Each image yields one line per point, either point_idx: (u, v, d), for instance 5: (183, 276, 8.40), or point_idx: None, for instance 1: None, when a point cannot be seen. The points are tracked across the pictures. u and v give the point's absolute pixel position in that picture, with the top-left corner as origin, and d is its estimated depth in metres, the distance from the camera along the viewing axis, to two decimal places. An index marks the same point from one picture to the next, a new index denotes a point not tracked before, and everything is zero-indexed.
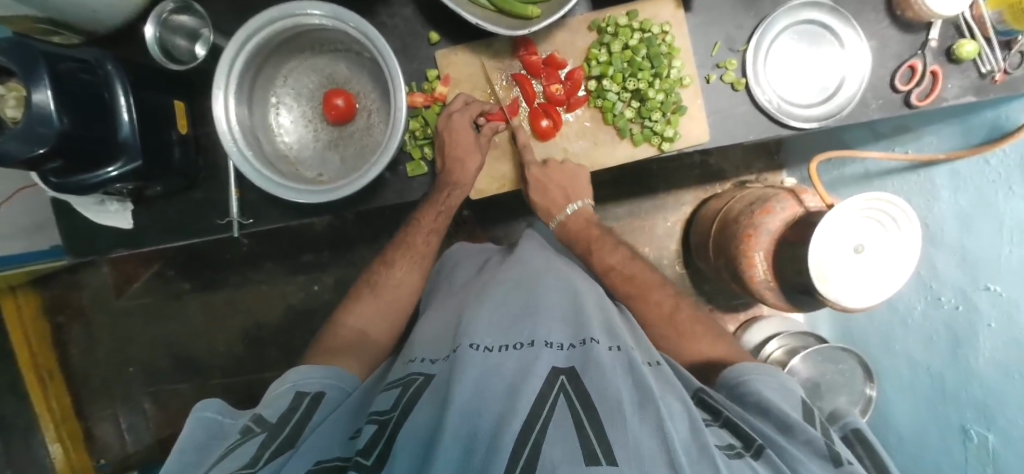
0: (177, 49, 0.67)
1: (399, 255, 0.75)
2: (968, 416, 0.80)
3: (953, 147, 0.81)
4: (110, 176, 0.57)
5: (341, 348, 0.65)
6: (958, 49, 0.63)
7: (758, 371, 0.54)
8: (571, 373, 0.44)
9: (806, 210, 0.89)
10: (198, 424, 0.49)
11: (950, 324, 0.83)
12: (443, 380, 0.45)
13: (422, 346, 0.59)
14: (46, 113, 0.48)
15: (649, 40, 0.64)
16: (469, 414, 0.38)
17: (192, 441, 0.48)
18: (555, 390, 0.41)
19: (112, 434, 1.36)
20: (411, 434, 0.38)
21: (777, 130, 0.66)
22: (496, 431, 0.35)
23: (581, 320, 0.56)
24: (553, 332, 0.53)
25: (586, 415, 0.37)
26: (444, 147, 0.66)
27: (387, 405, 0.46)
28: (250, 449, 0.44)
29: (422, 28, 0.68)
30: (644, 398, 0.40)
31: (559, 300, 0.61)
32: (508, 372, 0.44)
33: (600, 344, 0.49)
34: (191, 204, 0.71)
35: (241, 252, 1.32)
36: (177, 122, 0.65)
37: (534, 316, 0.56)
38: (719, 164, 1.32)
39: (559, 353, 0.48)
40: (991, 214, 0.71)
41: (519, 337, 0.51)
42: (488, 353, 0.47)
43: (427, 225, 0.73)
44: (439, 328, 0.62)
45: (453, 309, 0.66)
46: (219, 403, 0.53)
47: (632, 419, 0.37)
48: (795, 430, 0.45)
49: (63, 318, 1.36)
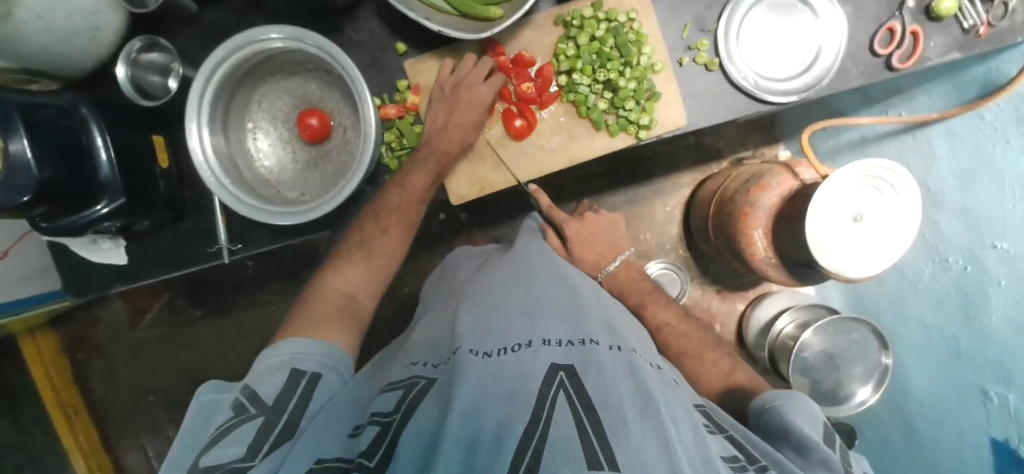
0: (151, 85, 0.68)
1: (392, 220, 0.69)
2: (987, 379, 0.78)
3: (946, 106, 0.79)
4: (100, 213, 0.59)
5: (327, 316, 0.62)
6: (937, 6, 0.61)
7: (782, 399, 0.53)
8: (571, 369, 0.44)
9: (801, 182, 0.88)
10: (197, 407, 0.50)
11: (960, 287, 0.80)
12: (444, 386, 0.44)
13: (422, 349, 0.58)
14: (25, 161, 0.50)
15: (616, 29, 0.64)
16: (471, 415, 0.38)
17: (193, 422, 0.49)
18: (554, 387, 0.41)
19: (140, 462, 1.40)
20: (415, 434, 0.38)
21: (757, 107, 0.65)
22: (498, 434, 0.35)
23: (579, 318, 0.56)
24: (552, 331, 0.52)
25: (587, 417, 0.36)
26: (453, 107, 0.66)
27: (389, 406, 0.45)
28: (247, 435, 0.44)
29: (389, 39, 0.68)
30: (647, 406, 0.40)
31: (555, 297, 0.61)
32: (508, 376, 0.43)
33: (600, 345, 0.50)
34: (180, 234, 0.72)
35: (247, 275, 1.34)
36: (158, 156, 0.66)
37: (532, 314, 0.55)
38: (714, 144, 1.29)
39: (557, 349, 0.48)
40: (991, 171, 0.69)
41: (517, 338, 0.51)
42: (489, 358, 0.47)
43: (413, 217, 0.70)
44: (433, 334, 0.62)
45: (449, 312, 0.65)
46: (217, 384, 0.53)
47: (634, 423, 0.37)
48: (810, 449, 0.43)
49: (82, 354, 1.40)
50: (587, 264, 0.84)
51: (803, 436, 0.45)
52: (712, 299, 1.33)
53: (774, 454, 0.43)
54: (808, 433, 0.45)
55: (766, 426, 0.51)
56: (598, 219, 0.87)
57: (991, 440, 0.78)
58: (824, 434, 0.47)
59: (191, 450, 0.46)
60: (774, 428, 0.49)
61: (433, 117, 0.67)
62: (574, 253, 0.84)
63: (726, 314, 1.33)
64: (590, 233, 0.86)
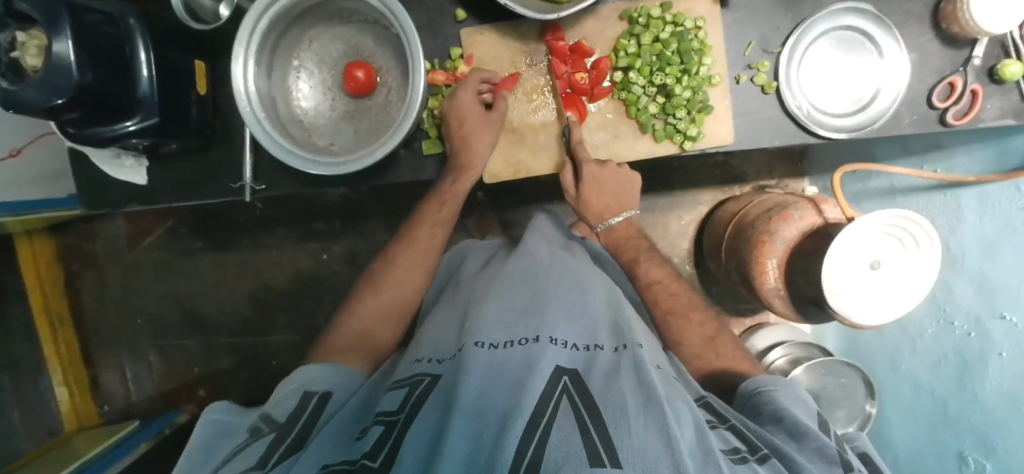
0: (201, 8, 0.66)
1: (416, 228, 0.75)
2: (967, 443, 0.80)
3: (983, 171, 0.79)
4: (129, 130, 0.58)
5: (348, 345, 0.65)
6: (1003, 69, 0.60)
7: (775, 383, 0.54)
8: (574, 374, 0.44)
9: (824, 221, 0.87)
10: (208, 426, 0.49)
11: (960, 350, 0.81)
12: (449, 381, 0.45)
13: (428, 345, 0.57)
14: (67, 65, 0.48)
15: (682, 34, 0.63)
16: (475, 409, 0.37)
17: (203, 441, 0.48)
18: (558, 391, 0.40)
19: (117, 383, 1.39)
20: (423, 429, 0.38)
21: (805, 138, 0.65)
22: (502, 425, 0.35)
23: (587, 324, 0.56)
24: (560, 331, 0.52)
25: (589, 415, 0.37)
26: (450, 124, 0.64)
27: (395, 406, 0.45)
28: (259, 449, 0.43)
29: (450, 4, 0.67)
30: (648, 401, 0.39)
31: (564, 295, 0.60)
32: (513, 369, 0.43)
33: (603, 350, 0.50)
34: (205, 165, 0.71)
35: (255, 216, 1.33)
36: (196, 82, 0.65)
37: (543, 312, 0.55)
38: (740, 167, 1.29)
39: (563, 351, 0.48)
40: (1016, 242, 0.69)
41: (525, 332, 0.51)
42: (494, 350, 0.47)
43: (444, 209, 0.73)
44: (445, 324, 0.61)
45: (461, 304, 0.64)
46: (228, 405, 0.53)
47: (636, 420, 0.36)
48: (806, 437, 0.44)
49: (77, 265, 1.39)
50: (591, 210, 0.72)
51: (797, 423, 0.45)
52: None
53: (774, 441, 0.43)
54: (803, 420, 0.46)
55: (753, 409, 0.52)
56: (621, 167, 0.68)
57: None
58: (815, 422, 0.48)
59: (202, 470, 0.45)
60: (764, 414, 0.49)
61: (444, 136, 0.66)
62: (581, 195, 0.69)
63: None
64: (608, 181, 0.67)
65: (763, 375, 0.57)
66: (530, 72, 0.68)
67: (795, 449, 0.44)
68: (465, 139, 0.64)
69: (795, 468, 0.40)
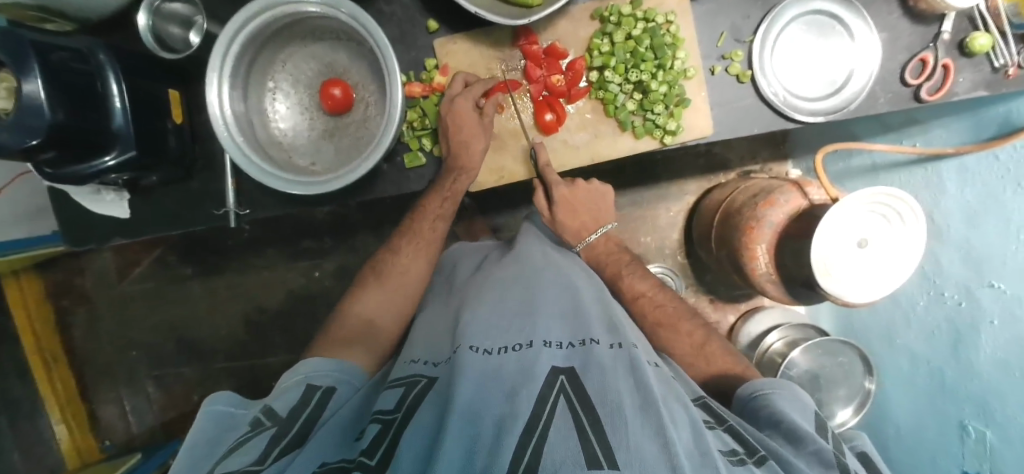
0: (171, 37, 0.65)
1: (405, 241, 0.75)
2: (966, 412, 0.80)
3: (961, 142, 0.80)
4: (108, 165, 0.57)
5: (341, 341, 0.64)
6: (972, 42, 0.61)
7: (772, 385, 0.54)
8: (571, 372, 0.44)
9: (810, 203, 0.88)
10: (208, 417, 0.50)
11: (953, 320, 0.82)
12: (444, 385, 0.45)
13: (422, 347, 0.57)
14: (38, 105, 0.48)
15: (653, 30, 0.63)
16: (470, 414, 0.37)
17: (204, 433, 0.48)
18: (555, 391, 0.40)
19: (117, 416, 1.38)
20: (417, 431, 0.38)
21: (782, 124, 0.65)
22: (498, 431, 0.35)
23: (580, 320, 0.55)
24: (552, 332, 0.52)
25: (586, 416, 0.37)
26: (448, 129, 0.65)
27: (391, 405, 0.45)
28: (260, 444, 0.43)
29: (421, 15, 0.67)
30: (645, 403, 0.39)
31: (556, 297, 0.60)
32: (508, 375, 0.43)
33: (600, 345, 0.49)
34: (188, 193, 0.70)
35: (243, 238, 1.32)
36: (172, 112, 0.65)
37: (534, 315, 0.55)
38: (723, 154, 1.30)
39: (558, 351, 0.48)
40: (998, 212, 0.70)
41: (519, 336, 0.51)
42: (488, 355, 0.47)
43: (432, 212, 0.72)
44: (438, 328, 0.61)
45: (453, 309, 0.64)
46: (230, 396, 0.53)
47: (633, 421, 0.37)
48: (803, 440, 0.44)
49: (67, 301, 1.37)
50: (567, 229, 0.77)
51: (794, 426, 0.46)
52: (705, 308, 1.34)
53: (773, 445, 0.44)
54: (800, 423, 0.47)
55: (752, 412, 0.52)
56: (592, 185, 0.77)
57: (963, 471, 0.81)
58: (812, 422, 0.49)
59: (202, 466, 0.44)
60: (763, 418, 0.50)
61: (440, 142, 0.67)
62: (557, 216, 0.75)
63: (717, 323, 1.35)
64: (581, 201, 0.75)
65: (762, 378, 0.58)
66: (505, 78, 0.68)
67: (793, 451, 0.44)
68: (462, 145, 0.65)
69: (792, 469, 0.41)
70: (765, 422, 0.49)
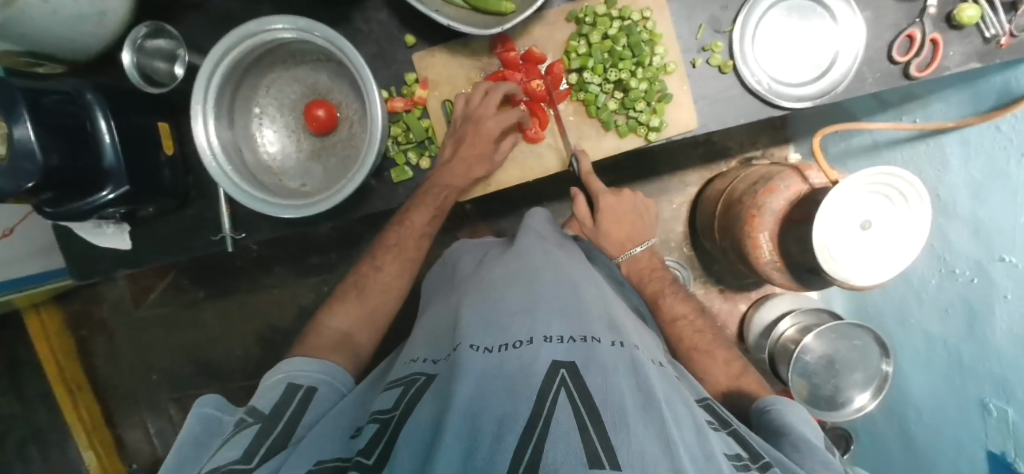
0: (157, 72, 0.67)
1: (387, 255, 0.74)
2: (987, 391, 0.78)
3: (962, 115, 0.77)
4: (106, 199, 0.59)
5: (324, 346, 0.65)
6: (959, 14, 0.59)
7: (783, 404, 0.55)
8: (572, 366, 0.41)
9: (810, 187, 0.87)
10: (197, 420, 0.50)
11: (965, 298, 0.80)
12: (442, 382, 0.43)
13: (422, 347, 0.57)
14: (29, 148, 0.49)
15: (630, 28, 0.63)
16: (471, 415, 0.35)
17: (192, 435, 0.49)
18: (556, 384, 0.38)
19: (142, 439, 1.42)
20: (414, 432, 0.37)
21: (769, 112, 0.64)
22: (498, 431, 0.33)
23: (581, 316, 0.51)
24: (553, 327, 0.48)
25: (588, 414, 0.34)
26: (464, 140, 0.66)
27: (389, 404, 0.45)
28: (244, 440, 0.45)
29: (399, 30, 0.68)
30: (647, 404, 0.38)
31: (559, 292, 0.56)
32: (510, 373, 0.40)
33: (601, 342, 0.46)
34: (184, 220, 0.72)
35: (251, 258, 1.35)
36: (163, 143, 0.66)
37: (535, 310, 0.51)
38: (723, 142, 1.28)
39: (559, 346, 0.44)
40: (1004, 185, 0.68)
41: (517, 334, 0.47)
42: (488, 355, 0.43)
43: (418, 228, 0.71)
44: (438, 323, 0.60)
45: (452, 307, 0.61)
46: (219, 398, 0.54)
47: (635, 420, 0.35)
48: (810, 451, 0.45)
49: (86, 330, 1.41)
50: (609, 238, 0.80)
51: (803, 438, 0.47)
52: (715, 298, 1.33)
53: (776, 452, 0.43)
54: (807, 437, 0.47)
55: (764, 425, 0.53)
56: (635, 196, 0.81)
57: (987, 453, 0.79)
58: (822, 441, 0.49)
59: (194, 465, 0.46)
60: (773, 431, 0.51)
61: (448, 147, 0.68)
62: (600, 226, 0.80)
63: (728, 313, 1.33)
64: (623, 211, 0.80)
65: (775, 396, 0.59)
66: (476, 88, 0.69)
67: (798, 462, 0.45)
68: (463, 159, 0.66)
69: None
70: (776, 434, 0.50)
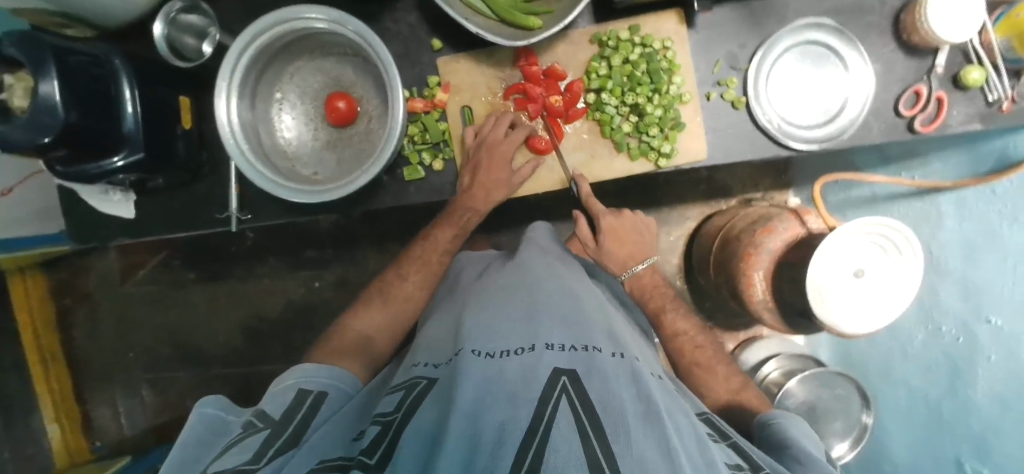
0: (185, 47, 0.68)
1: (409, 266, 0.78)
2: (964, 450, 0.78)
3: (960, 175, 0.79)
4: (116, 165, 0.59)
5: None
6: (966, 75, 0.61)
7: (783, 416, 0.55)
8: (573, 374, 0.40)
9: (807, 231, 0.87)
10: (200, 420, 0.50)
11: (950, 355, 0.81)
12: (443, 387, 0.43)
13: (426, 350, 0.56)
14: (52, 103, 0.49)
15: (650, 55, 0.65)
16: (472, 419, 0.35)
17: (198, 437, 0.47)
18: (557, 390, 0.37)
19: (110, 418, 1.38)
20: (414, 435, 0.36)
21: (777, 150, 0.66)
22: (500, 435, 0.33)
23: (582, 327, 0.52)
24: (556, 336, 0.48)
25: (589, 421, 0.34)
26: (478, 169, 0.68)
27: (391, 408, 0.44)
28: (253, 444, 0.44)
29: (426, 34, 0.70)
30: (648, 414, 0.37)
31: (561, 302, 0.56)
32: (508, 380, 0.39)
33: (602, 352, 0.46)
34: (193, 196, 0.72)
35: (246, 245, 1.34)
36: (182, 117, 0.67)
37: (536, 319, 0.51)
38: (725, 180, 1.31)
39: (560, 354, 0.44)
40: (996, 245, 0.70)
41: (520, 341, 0.47)
42: (490, 360, 0.43)
43: (441, 244, 0.77)
44: (442, 330, 0.60)
45: (455, 317, 0.61)
46: (221, 400, 0.53)
47: (635, 429, 0.34)
48: (811, 465, 0.46)
49: (69, 300, 1.38)
50: (613, 257, 0.78)
51: (805, 452, 0.47)
52: None
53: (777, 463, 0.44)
54: (809, 450, 0.47)
55: (764, 437, 0.53)
56: (635, 215, 0.79)
57: None
58: (822, 454, 0.50)
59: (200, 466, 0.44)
60: (774, 443, 0.51)
61: (462, 173, 0.70)
62: (602, 246, 0.78)
63: None
64: (626, 230, 0.78)
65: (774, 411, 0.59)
66: (492, 101, 0.71)
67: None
68: (481, 185, 0.69)
69: None
70: (776, 447, 0.50)
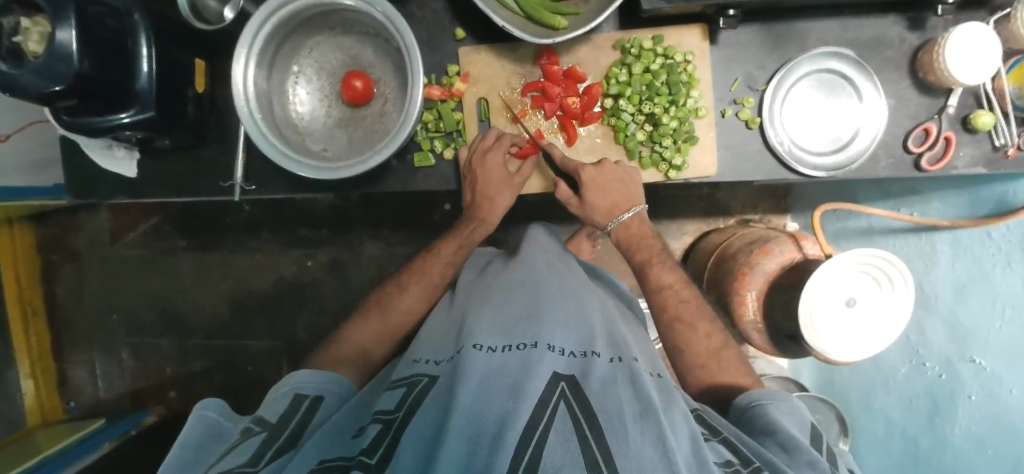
0: (207, 9, 0.65)
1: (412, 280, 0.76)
2: None
3: (956, 215, 0.80)
4: (122, 121, 0.58)
5: None
6: (976, 118, 0.62)
7: (770, 397, 0.55)
8: (572, 380, 0.41)
9: (804, 256, 0.89)
10: (200, 423, 0.49)
11: (931, 390, 0.82)
12: (445, 384, 0.43)
13: (427, 347, 0.56)
14: (67, 52, 0.48)
15: (671, 66, 0.65)
16: (473, 414, 0.35)
17: (197, 438, 0.47)
18: (556, 396, 0.38)
19: (87, 379, 1.36)
20: (415, 435, 0.36)
21: (785, 174, 0.67)
22: (500, 427, 0.33)
23: (583, 330, 0.52)
24: (558, 337, 0.48)
25: (587, 423, 0.34)
26: (477, 183, 0.69)
27: (392, 405, 0.44)
28: (253, 445, 0.44)
29: (450, 23, 0.70)
30: (645, 411, 0.37)
31: (562, 302, 0.57)
32: (510, 375, 0.40)
33: (600, 357, 0.46)
34: (197, 162, 0.72)
35: (241, 217, 1.32)
36: (196, 79, 0.66)
37: (539, 318, 0.52)
38: (726, 200, 1.32)
39: (560, 358, 0.44)
40: (987, 287, 0.71)
41: (522, 337, 0.48)
42: (492, 354, 0.44)
43: (443, 259, 0.77)
44: (444, 327, 0.60)
45: (459, 313, 0.60)
46: (221, 404, 0.52)
47: (632, 429, 0.35)
48: (797, 450, 0.45)
49: (56, 256, 1.35)
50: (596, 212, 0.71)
51: (790, 437, 0.46)
52: None
53: (766, 455, 0.43)
54: (795, 435, 0.47)
55: (748, 418, 0.53)
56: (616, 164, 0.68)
57: None
58: (807, 437, 0.49)
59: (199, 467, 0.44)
60: (758, 426, 0.51)
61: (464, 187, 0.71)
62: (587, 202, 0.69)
63: None
64: (608, 181, 0.68)
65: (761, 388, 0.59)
66: (506, 97, 0.70)
67: (787, 463, 0.44)
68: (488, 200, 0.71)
69: None
70: (762, 433, 0.49)
